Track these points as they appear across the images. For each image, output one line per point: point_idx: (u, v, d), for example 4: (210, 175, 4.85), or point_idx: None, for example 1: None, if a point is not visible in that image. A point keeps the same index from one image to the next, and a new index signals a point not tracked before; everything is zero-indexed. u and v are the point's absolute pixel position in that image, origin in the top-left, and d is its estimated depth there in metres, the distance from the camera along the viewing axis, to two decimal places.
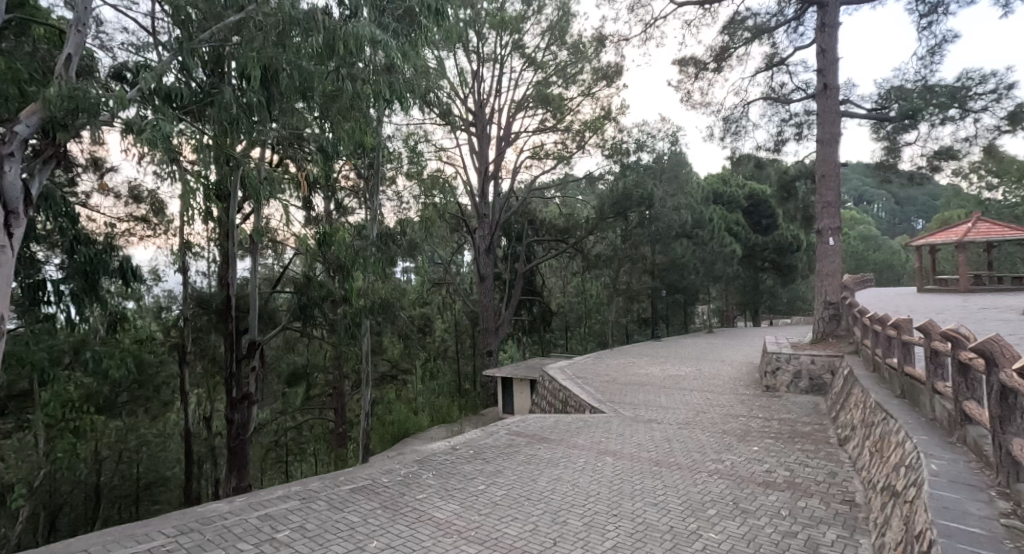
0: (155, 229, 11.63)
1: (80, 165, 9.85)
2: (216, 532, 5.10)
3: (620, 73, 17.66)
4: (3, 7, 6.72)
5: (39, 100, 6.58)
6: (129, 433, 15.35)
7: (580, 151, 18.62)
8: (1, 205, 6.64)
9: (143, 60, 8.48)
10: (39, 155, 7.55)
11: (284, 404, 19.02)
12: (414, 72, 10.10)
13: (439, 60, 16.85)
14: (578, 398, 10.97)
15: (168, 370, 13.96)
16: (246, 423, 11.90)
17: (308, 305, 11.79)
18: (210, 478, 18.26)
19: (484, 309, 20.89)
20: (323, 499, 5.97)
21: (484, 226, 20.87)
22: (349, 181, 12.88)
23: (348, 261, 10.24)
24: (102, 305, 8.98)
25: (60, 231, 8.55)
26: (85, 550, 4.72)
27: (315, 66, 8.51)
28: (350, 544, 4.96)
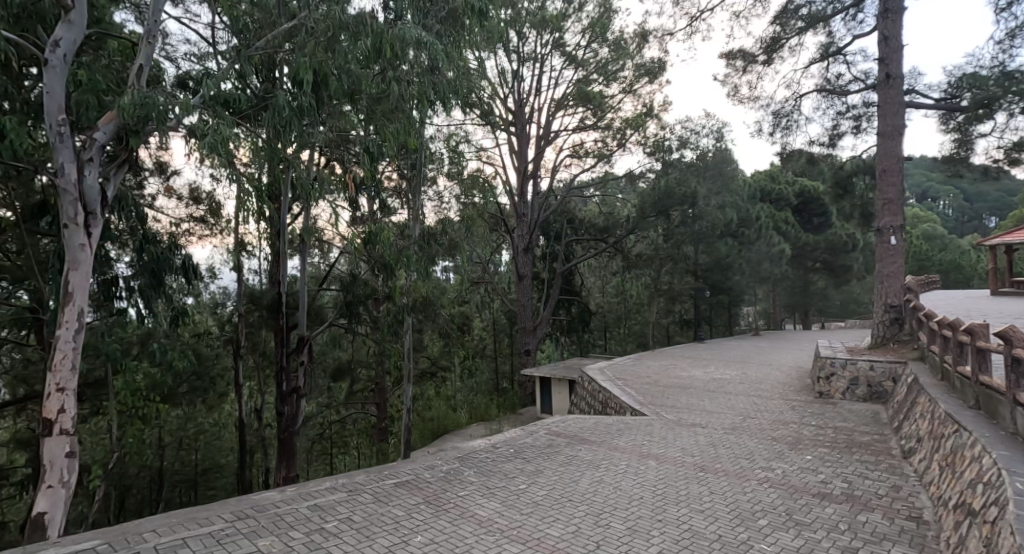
0: (213, 229, 12.11)
1: (147, 169, 10.36)
2: (270, 520, 5.30)
3: (664, 69, 17.40)
4: (85, 19, 7.13)
5: (115, 109, 7.03)
6: (186, 425, 16.05)
7: (622, 149, 18.42)
8: (81, 207, 7.14)
9: (203, 68, 8.88)
10: (113, 160, 8.05)
11: (329, 399, 19.55)
12: (457, 72, 10.23)
13: (480, 60, 16.99)
14: (618, 400, 10.89)
15: (223, 364, 14.52)
16: (297, 415, 12.27)
17: (352, 302, 11.97)
18: (260, 467, 18.94)
19: (522, 308, 20.91)
20: (369, 492, 6.11)
21: (523, 225, 20.87)
22: (392, 182, 13.10)
23: (392, 260, 10.39)
24: (166, 301, 9.43)
25: (130, 232, 9.05)
26: (153, 530, 4.97)
27: (363, 69, 8.76)
28: (396, 538, 5.06)
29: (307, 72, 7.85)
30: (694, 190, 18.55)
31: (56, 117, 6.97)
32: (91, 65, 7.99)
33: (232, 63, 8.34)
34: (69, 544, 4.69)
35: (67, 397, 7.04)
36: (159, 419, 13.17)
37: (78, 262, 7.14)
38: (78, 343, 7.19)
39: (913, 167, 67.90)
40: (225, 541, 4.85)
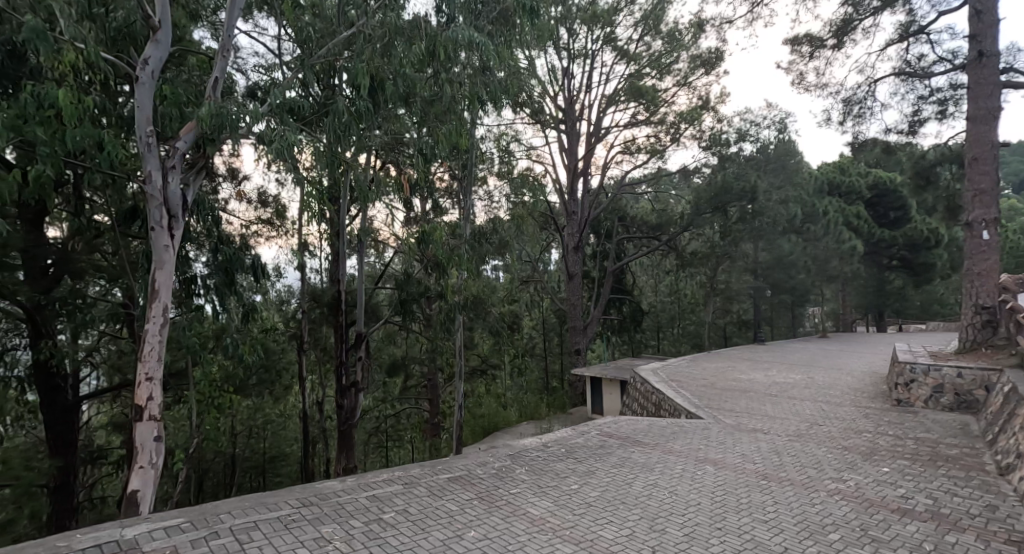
0: (279, 231, 12.63)
1: (220, 175, 10.93)
2: (332, 507, 5.54)
3: (722, 59, 17.00)
4: (169, 36, 7.61)
5: (195, 120, 7.48)
6: (253, 418, 16.84)
7: (675, 144, 18.12)
8: (165, 211, 7.62)
9: (270, 78, 9.30)
10: (192, 166, 8.58)
11: (385, 394, 20.06)
12: (509, 72, 10.38)
13: (531, 59, 17.07)
14: (672, 402, 10.73)
15: (287, 358, 15.17)
16: (355, 409, 12.67)
17: (407, 300, 12.25)
18: (322, 458, 19.71)
19: (572, 307, 20.82)
20: (423, 485, 6.29)
21: (573, 223, 20.78)
22: (443, 182, 13.28)
23: (444, 259, 10.54)
24: (237, 299, 9.94)
25: (207, 233, 9.61)
26: (227, 511, 5.31)
27: (416, 73, 9.00)
28: (450, 532, 5.20)
29: (365, 76, 8.14)
30: (756, 183, 17.92)
31: (145, 128, 7.47)
32: (173, 78, 8.53)
33: (296, 72, 8.69)
34: (155, 521, 5.08)
35: (154, 385, 7.52)
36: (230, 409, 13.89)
37: (163, 261, 7.61)
38: (164, 335, 7.66)
39: (1005, 155, 62.96)
40: (291, 526, 5.11)
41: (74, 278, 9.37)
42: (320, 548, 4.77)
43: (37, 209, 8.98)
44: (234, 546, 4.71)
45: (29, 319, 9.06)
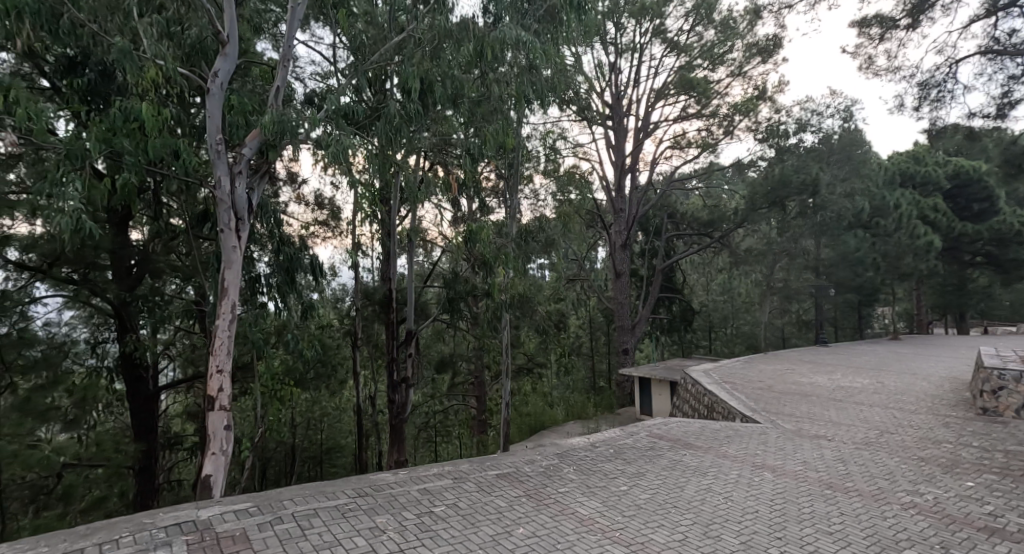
0: (335, 232, 13.03)
1: (280, 179, 11.37)
2: (386, 498, 5.73)
3: (780, 46, 16.48)
4: (236, 48, 7.99)
5: (259, 128, 7.85)
6: (309, 411, 17.44)
7: (728, 137, 17.69)
8: (233, 214, 8.03)
9: (325, 85, 9.62)
10: (256, 171, 9.02)
11: (433, 390, 20.36)
12: (556, 70, 10.41)
13: (577, 56, 16.98)
14: (726, 404, 10.52)
15: (341, 354, 15.64)
16: (405, 405, 12.94)
17: (454, 298, 12.43)
18: (374, 451, 20.24)
19: (620, 306, 20.57)
20: (472, 481, 6.40)
21: (620, 221, 20.57)
22: (490, 181, 13.41)
23: (491, 258, 10.61)
24: (297, 297, 10.34)
25: (269, 235, 10.06)
26: (289, 499, 5.59)
27: (463, 74, 9.14)
28: (499, 527, 5.28)
29: (415, 79, 8.38)
30: (817, 176, 16.95)
31: (216, 136, 7.87)
32: (239, 89, 8.97)
33: (350, 77, 8.94)
34: (224, 504, 5.41)
35: (224, 377, 7.90)
36: (289, 402, 14.44)
37: (231, 261, 8.01)
38: (232, 331, 8.05)
39: None
40: (348, 514, 5.31)
41: (151, 277, 10.00)
42: (375, 537, 4.93)
43: (124, 214, 9.79)
44: (296, 531, 4.94)
45: (115, 315, 9.75)
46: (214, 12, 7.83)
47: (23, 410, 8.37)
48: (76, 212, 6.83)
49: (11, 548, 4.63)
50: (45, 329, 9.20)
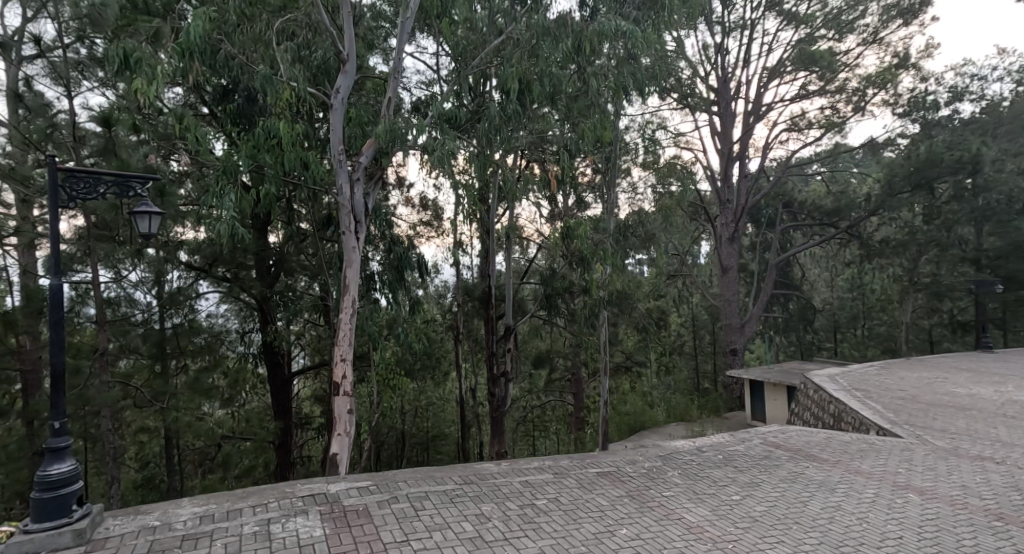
0: (438, 232, 13.54)
1: (390, 183, 12.01)
2: (489, 487, 5.96)
3: (927, 6, 15.06)
4: (354, 64, 8.50)
5: (374, 137, 8.36)
6: (416, 402, 18.32)
7: (859, 113, 16.43)
8: (352, 216, 8.66)
9: (430, 93, 10.12)
10: (370, 177, 9.65)
11: (530, 384, 20.59)
12: (654, 58, 10.15)
13: (679, 40, 16.46)
14: (856, 415, 9.82)
15: (445, 347, 16.23)
16: (505, 399, 13.27)
17: (551, 294, 12.56)
18: (475, 443, 20.89)
19: (727, 303, 19.70)
20: (573, 477, 6.50)
21: (727, 213, 19.70)
22: (586, 177, 13.33)
23: (587, 253, 10.55)
24: (405, 293, 10.91)
25: (381, 236, 10.73)
26: (402, 480, 6.00)
27: (561, 70, 9.17)
28: (601, 525, 5.27)
29: (513, 80, 8.61)
30: (978, 151, 15.45)
31: (338, 148, 8.48)
32: (355, 102, 9.61)
33: (452, 84, 9.31)
34: (348, 481, 5.97)
35: (347, 365, 8.51)
36: (399, 392, 15.24)
37: (352, 260, 8.59)
38: (354, 324, 8.66)
39: None
40: (455, 500, 5.58)
41: (285, 276, 10.98)
42: (481, 523, 5.13)
43: (265, 221, 10.97)
44: (409, 510, 5.26)
45: (258, 308, 10.86)
46: (336, 32, 8.43)
47: (194, 389, 9.38)
48: (230, 218, 7.70)
49: (190, 502, 5.43)
50: (208, 320, 10.51)
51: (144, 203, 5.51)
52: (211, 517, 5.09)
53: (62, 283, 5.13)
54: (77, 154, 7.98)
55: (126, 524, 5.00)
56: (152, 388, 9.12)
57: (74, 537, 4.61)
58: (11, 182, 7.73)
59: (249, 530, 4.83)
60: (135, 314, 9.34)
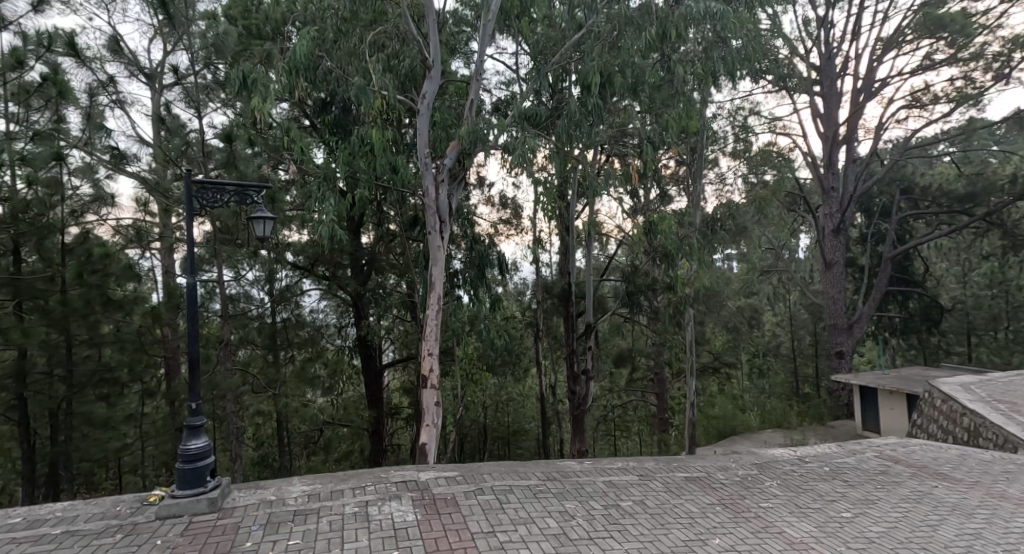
0: (517, 229, 13.64)
1: (471, 183, 12.26)
2: (573, 486, 5.96)
3: None
4: (438, 68, 8.70)
5: (457, 139, 8.61)
6: (498, 397, 18.55)
7: (1004, 81, 14.66)
8: (437, 217, 8.95)
9: (511, 93, 10.37)
10: (453, 178, 9.92)
11: (611, 383, 20.21)
12: (747, 39, 9.65)
13: (775, 17, 15.50)
14: (996, 429, 8.86)
15: (525, 344, 16.33)
16: (587, 398, 12.97)
17: (634, 291, 12.24)
18: (556, 440, 20.84)
19: (832, 301, 17.85)
20: (659, 480, 6.34)
21: (831, 202, 17.98)
22: (670, 169, 12.90)
23: (672, 249, 10.24)
24: (487, 290, 11.10)
25: (464, 236, 11.06)
26: (486, 473, 6.16)
27: (645, 59, 9.04)
28: (691, 531, 5.09)
29: (596, 73, 8.63)
30: None
31: (425, 150, 8.80)
32: (439, 106, 9.92)
33: (531, 82, 9.40)
34: (436, 471, 6.21)
35: (434, 359, 8.80)
36: (482, 387, 15.52)
37: (437, 259, 8.89)
38: (440, 321, 8.93)
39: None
40: (539, 495, 5.62)
41: (376, 275, 11.36)
42: (565, 520, 5.12)
43: (358, 222, 11.54)
44: (495, 503, 5.37)
45: (352, 304, 11.45)
46: (421, 38, 8.71)
47: (301, 378, 10.02)
48: (330, 221, 8.22)
49: (297, 481, 5.87)
50: (311, 315, 11.43)
51: (261, 209, 6.01)
52: (317, 496, 5.48)
53: (196, 281, 5.73)
54: (205, 168, 8.84)
55: (249, 497, 5.50)
56: (266, 376, 9.81)
57: (209, 504, 5.13)
58: (156, 193, 8.69)
59: (350, 510, 5.14)
60: (251, 309, 10.54)
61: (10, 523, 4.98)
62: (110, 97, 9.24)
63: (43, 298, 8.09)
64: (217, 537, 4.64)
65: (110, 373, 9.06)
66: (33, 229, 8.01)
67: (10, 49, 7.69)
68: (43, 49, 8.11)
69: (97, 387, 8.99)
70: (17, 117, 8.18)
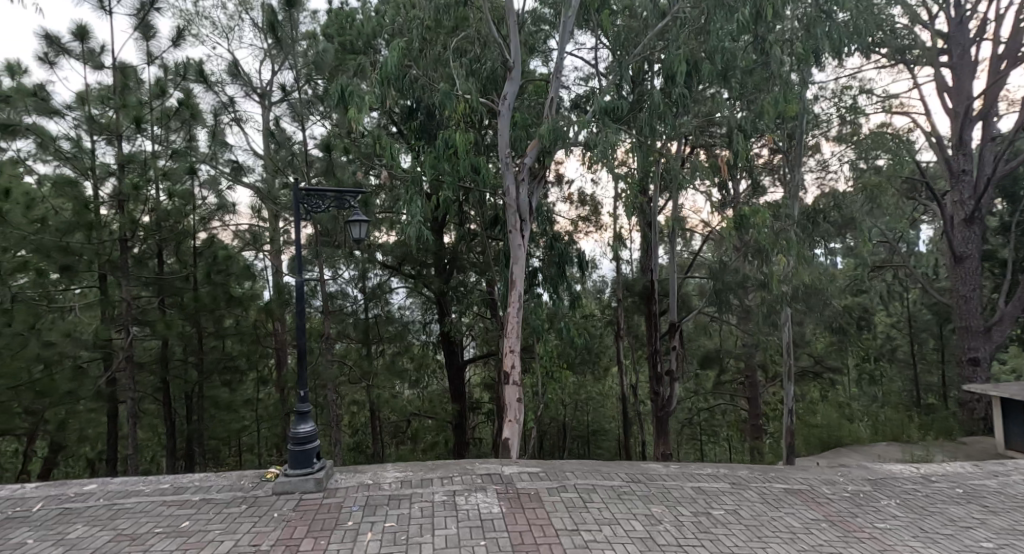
0: (596, 226, 13.36)
1: (549, 181, 12.18)
2: (659, 489, 5.79)
3: None
4: (519, 69, 8.87)
5: (537, 138, 8.74)
6: (577, 395, 18.32)
7: None
8: (517, 215, 9.13)
9: (591, 88, 10.40)
10: (534, 177, 9.98)
11: (698, 386, 19.17)
12: (855, 10, 8.97)
13: None
14: None
15: (604, 342, 15.95)
16: (671, 399, 12.39)
17: (722, 290, 11.57)
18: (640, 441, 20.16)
19: (963, 300, 14.21)
20: (754, 490, 5.96)
21: (961, 187, 14.53)
22: (763, 158, 12.05)
23: (767, 243, 9.54)
24: (568, 288, 11.05)
25: (542, 234, 11.03)
26: (568, 470, 6.19)
27: (735, 45, 8.71)
28: (793, 547, 4.71)
29: (679, 62, 8.39)
30: None
31: (505, 151, 8.99)
32: (518, 107, 10.03)
33: (613, 75, 9.29)
34: (521, 466, 6.31)
35: (516, 356, 8.87)
36: (561, 385, 15.43)
37: (518, 257, 9.08)
38: (521, 318, 9.05)
39: None
40: (623, 497, 5.52)
41: (458, 272, 11.56)
42: (652, 524, 4.96)
43: (442, 222, 11.85)
44: (578, 501, 5.33)
45: (436, 301, 11.58)
46: (502, 41, 8.94)
47: (393, 372, 10.53)
48: (418, 224, 8.64)
49: (393, 468, 6.24)
50: (399, 312, 11.90)
51: (357, 214, 6.36)
52: (410, 483, 5.77)
53: (303, 281, 6.20)
54: (308, 176, 9.57)
55: (349, 480, 5.92)
56: (360, 367, 10.58)
57: (316, 484, 5.58)
58: (265, 202, 9.73)
59: (439, 498, 5.35)
60: (346, 305, 11.34)
61: (160, 487, 5.77)
62: (230, 116, 10.30)
63: (180, 296, 9.57)
64: (323, 515, 5.02)
65: (232, 361, 10.73)
66: (173, 235, 9.35)
67: (155, 79, 8.96)
68: (180, 78, 9.25)
69: (222, 374, 10.64)
70: (160, 138, 9.23)
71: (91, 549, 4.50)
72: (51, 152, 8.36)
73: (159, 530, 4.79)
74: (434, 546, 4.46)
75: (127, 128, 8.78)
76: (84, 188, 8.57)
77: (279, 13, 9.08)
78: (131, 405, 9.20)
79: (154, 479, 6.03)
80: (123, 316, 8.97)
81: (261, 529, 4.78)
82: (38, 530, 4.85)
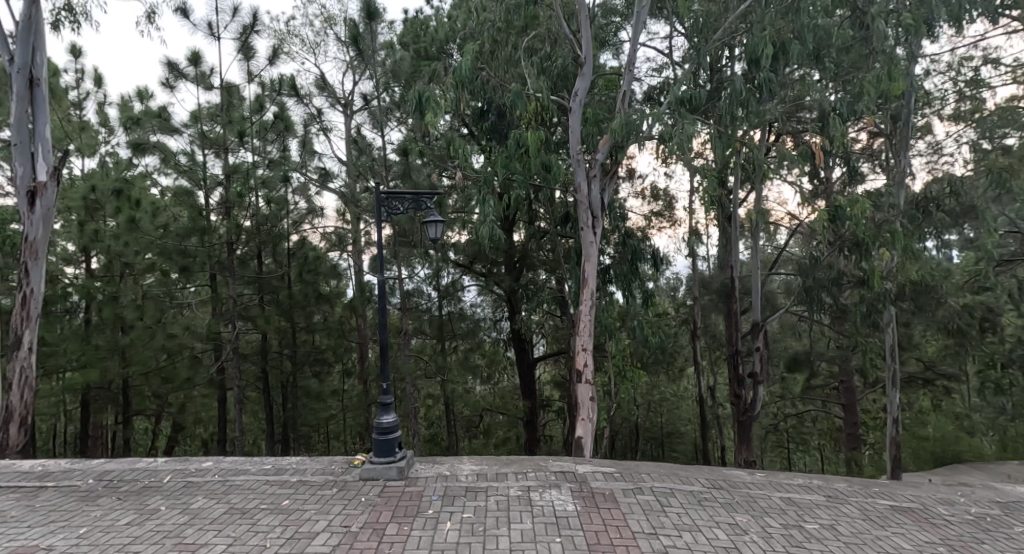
0: (670, 221, 12.90)
1: (621, 177, 11.88)
2: (744, 497, 5.46)
3: None
4: (591, 64, 8.71)
5: (608, 134, 8.59)
6: (651, 395, 17.73)
7: None
8: (587, 212, 9.02)
9: (667, 78, 10.05)
10: (605, 174, 9.72)
11: (783, 389, 17.87)
12: None
13: None
14: None
15: (678, 341, 15.31)
16: (754, 404, 11.56)
17: (812, 288, 10.24)
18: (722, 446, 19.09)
19: None
20: (854, 505, 5.46)
21: None
22: (860, 143, 11.02)
23: (866, 236, 8.80)
24: (640, 286, 10.74)
25: (614, 230, 10.80)
26: (646, 473, 6.01)
27: (830, 22, 8.08)
28: None
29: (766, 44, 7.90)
30: None
31: (577, 148, 8.90)
32: (590, 102, 9.88)
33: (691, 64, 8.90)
34: (596, 465, 6.22)
35: (589, 354, 8.75)
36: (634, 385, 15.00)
37: (590, 254, 8.89)
38: (594, 316, 8.90)
39: None
40: (704, 503, 5.27)
41: (528, 271, 11.53)
42: (737, 534, 4.69)
43: (511, 221, 11.92)
44: (656, 505, 5.16)
45: (508, 299, 11.63)
46: (574, 37, 8.83)
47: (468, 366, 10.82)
48: (489, 223, 8.69)
49: (469, 461, 6.40)
50: (471, 309, 12.24)
51: (432, 215, 6.55)
52: (485, 476, 5.89)
53: (384, 280, 6.41)
54: (387, 179, 10.11)
55: (429, 470, 6.14)
56: (435, 362, 11.07)
57: (398, 472, 5.86)
58: (349, 205, 10.16)
59: (514, 492, 5.41)
60: (422, 303, 11.73)
61: (263, 468, 6.34)
62: (317, 126, 11.00)
63: (276, 293, 10.35)
64: (406, 502, 5.26)
65: (321, 354, 11.55)
66: (270, 237, 9.93)
67: (254, 96, 9.77)
68: (276, 93, 10.04)
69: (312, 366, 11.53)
70: (259, 149, 10.02)
71: (210, 519, 5.04)
72: (171, 165, 9.43)
73: (265, 506, 5.27)
74: (512, 540, 4.51)
75: (233, 143, 9.71)
76: (197, 197, 9.65)
77: (361, 26, 9.60)
78: (239, 391, 10.15)
79: (258, 460, 6.63)
80: (230, 311, 9.91)
81: (351, 512, 5.09)
82: (169, 499, 5.52)
